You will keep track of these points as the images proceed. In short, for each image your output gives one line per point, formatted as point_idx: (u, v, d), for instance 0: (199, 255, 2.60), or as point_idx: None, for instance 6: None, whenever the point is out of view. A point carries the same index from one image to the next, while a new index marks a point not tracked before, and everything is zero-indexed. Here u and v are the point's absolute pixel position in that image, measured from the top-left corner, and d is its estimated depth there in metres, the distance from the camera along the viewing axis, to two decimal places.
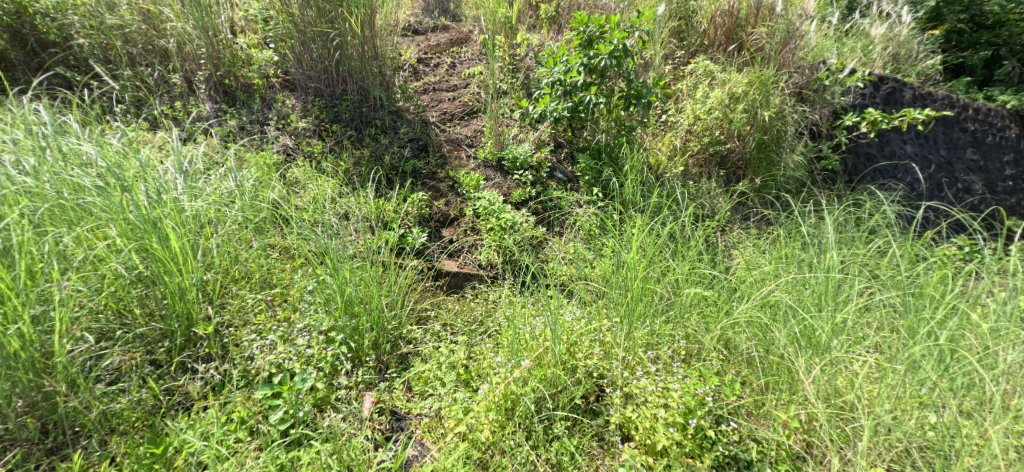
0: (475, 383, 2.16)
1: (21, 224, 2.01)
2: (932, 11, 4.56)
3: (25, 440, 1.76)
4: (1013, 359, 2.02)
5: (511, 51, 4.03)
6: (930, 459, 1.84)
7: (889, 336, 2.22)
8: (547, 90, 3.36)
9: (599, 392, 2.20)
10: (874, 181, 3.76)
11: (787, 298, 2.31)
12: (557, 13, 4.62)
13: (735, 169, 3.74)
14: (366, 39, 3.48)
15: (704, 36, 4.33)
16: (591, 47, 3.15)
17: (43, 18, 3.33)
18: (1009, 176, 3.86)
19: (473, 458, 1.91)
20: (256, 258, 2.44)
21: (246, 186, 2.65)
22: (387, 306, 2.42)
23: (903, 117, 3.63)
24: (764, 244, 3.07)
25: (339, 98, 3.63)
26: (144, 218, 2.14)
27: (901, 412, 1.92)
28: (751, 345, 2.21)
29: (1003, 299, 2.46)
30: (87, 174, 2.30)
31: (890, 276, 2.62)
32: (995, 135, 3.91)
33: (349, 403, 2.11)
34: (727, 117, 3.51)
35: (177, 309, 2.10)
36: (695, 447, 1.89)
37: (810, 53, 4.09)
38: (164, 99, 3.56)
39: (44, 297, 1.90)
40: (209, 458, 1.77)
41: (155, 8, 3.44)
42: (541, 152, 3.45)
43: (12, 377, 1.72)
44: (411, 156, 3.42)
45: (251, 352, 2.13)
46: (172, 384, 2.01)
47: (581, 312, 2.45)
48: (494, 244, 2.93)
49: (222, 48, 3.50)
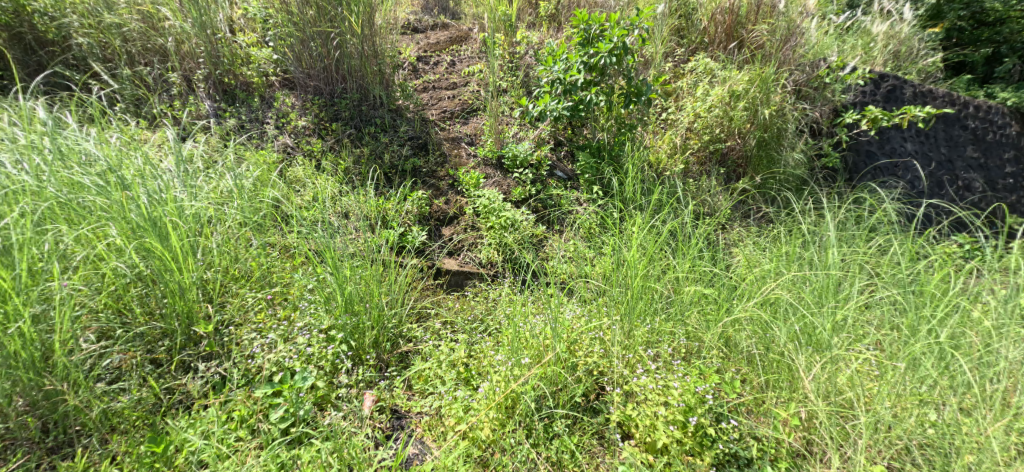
0: (475, 382, 2.16)
1: (21, 224, 2.00)
2: (932, 8, 4.53)
3: (26, 439, 1.77)
4: (1014, 357, 2.02)
5: (511, 49, 4.02)
6: (930, 457, 1.84)
7: (890, 334, 2.22)
8: (548, 88, 3.34)
9: (599, 390, 2.20)
10: (874, 179, 3.76)
11: (788, 296, 2.31)
12: (557, 11, 4.61)
13: (735, 167, 3.72)
14: (366, 37, 3.48)
15: (704, 34, 4.31)
16: (591, 45, 3.14)
17: (42, 17, 3.34)
18: (1010, 174, 3.85)
19: (473, 456, 1.92)
20: (256, 257, 2.43)
21: (246, 185, 2.65)
22: (387, 304, 2.42)
23: (904, 114, 3.62)
24: (764, 242, 3.07)
25: (339, 96, 3.62)
26: (144, 217, 2.14)
27: (902, 409, 1.91)
28: (751, 342, 2.21)
29: (1003, 296, 2.47)
30: (86, 172, 2.30)
31: (890, 274, 2.62)
32: (995, 132, 3.90)
33: (349, 402, 2.10)
34: (727, 114, 3.49)
35: (176, 308, 2.10)
36: (695, 445, 1.90)
37: (810, 50, 4.09)
38: (164, 98, 3.56)
39: (44, 296, 1.89)
40: (209, 457, 1.77)
41: (154, 8, 3.45)
42: (541, 151, 3.45)
43: (12, 376, 1.73)
44: (410, 154, 3.42)
45: (251, 351, 2.12)
46: (172, 383, 2.01)
47: (581, 310, 2.44)
48: (494, 242, 2.94)
49: (221, 47, 3.50)
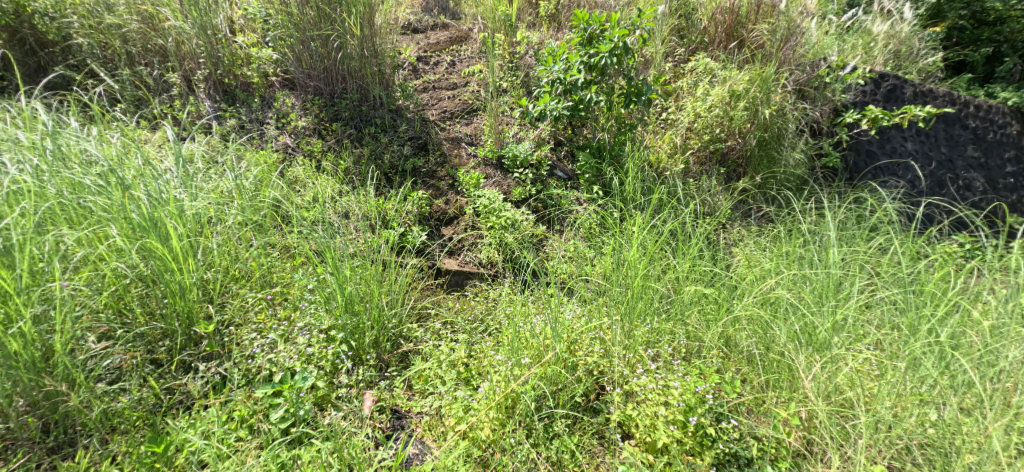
0: (475, 382, 2.17)
1: (21, 224, 2.00)
2: (933, 8, 4.53)
3: (26, 439, 1.77)
4: (1014, 357, 2.02)
5: (511, 49, 4.02)
6: (930, 457, 1.83)
7: (890, 334, 2.22)
8: (548, 89, 3.34)
9: (599, 390, 2.20)
10: (874, 179, 3.75)
11: (788, 295, 2.31)
12: (557, 11, 4.61)
13: (735, 166, 3.71)
14: (366, 38, 3.49)
15: (705, 34, 4.30)
16: (591, 45, 3.14)
17: (43, 18, 3.35)
18: (1010, 174, 3.85)
19: (474, 456, 1.92)
20: (256, 257, 2.43)
21: (246, 185, 2.65)
22: (387, 305, 2.42)
23: (904, 113, 3.62)
24: (764, 242, 3.07)
25: (339, 97, 3.62)
26: (144, 217, 2.14)
27: (902, 409, 1.91)
28: (751, 342, 2.21)
29: (1003, 296, 2.46)
30: (87, 172, 2.31)
31: (891, 273, 2.61)
32: (996, 132, 3.90)
33: (349, 402, 2.10)
34: (727, 114, 3.48)
35: (177, 308, 2.10)
36: (695, 445, 1.90)
37: (811, 50, 4.08)
38: (164, 98, 3.56)
39: (44, 297, 1.90)
40: (209, 457, 1.76)
41: (154, 8, 3.43)
42: (541, 151, 3.45)
43: (12, 376, 1.73)
44: (410, 154, 3.42)
45: (251, 351, 2.12)
46: (172, 383, 2.01)
47: (581, 310, 2.44)
48: (495, 242, 2.94)
49: (221, 47, 3.49)
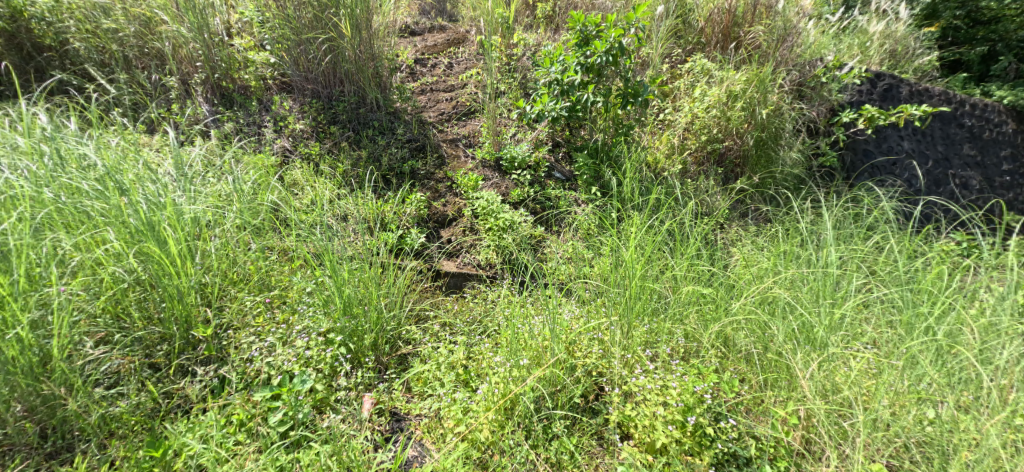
0: (474, 383, 2.17)
1: (19, 229, 2.00)
2: (927, 8, 4.60)
3: (25, 445, 1.77)
4: (1011, 355, 2.03)
5: (508, 51, 4.03)
6: (929, 454, 1.83)
7: (888, 333, 2.23)
8: (545, 90, 3.33)
9: (598, 391, 2.21)
10: (872, 177, 3.76)
11: (786, 295, 2.32)
12: (554, 13, 4.63)
13: (733, 166, 3.70)
14: (363, 40, 3.50)
15: (701, 35, 4.32)
16: (587, 46, 3.16)
17: (39, 22, 3.37)
18: (1007, 171, 3.86)
19: (473, 458, 1.91)
20: (255, 260, 2.44)
21: (245, 188, 2.66)
22: (387, 307, 2.44)
23: (900, 113, 3.63)
24: (762, 241, 3.07)
25: (337, 99, 3.63)
26: (141, 221, 2.13)
27: (900, 407, 1.91)
28: (749, 342, 2.22)
29: (1000, 294, 2.47)
30: (85, 177, 2.30)
31: (888, 272, 2.63)
32: (991, 130, 3.93)
33: (349, 404, 2.11)
34: (725, 115, 3.50)
35: (175, 312, 2.10)
36: (694, 445, 1.89)
37: (808, 49, 4.02)
38: (161, 102, 3.57)
39: (42, 301, 1.90)
40: (208, 461, 1.75)
41: (150, 12, 3.43)
42: (539, 152, 3.45)
43: (9, 381, 1.72)
44: (408, 157, 3.43)
45: (250, 354, 2.13)
46: (171, 387, 2.01)
47: (580, 311, 2.46)
48: (494, 244, 2.94)
49: (218, 50, 3.49)
